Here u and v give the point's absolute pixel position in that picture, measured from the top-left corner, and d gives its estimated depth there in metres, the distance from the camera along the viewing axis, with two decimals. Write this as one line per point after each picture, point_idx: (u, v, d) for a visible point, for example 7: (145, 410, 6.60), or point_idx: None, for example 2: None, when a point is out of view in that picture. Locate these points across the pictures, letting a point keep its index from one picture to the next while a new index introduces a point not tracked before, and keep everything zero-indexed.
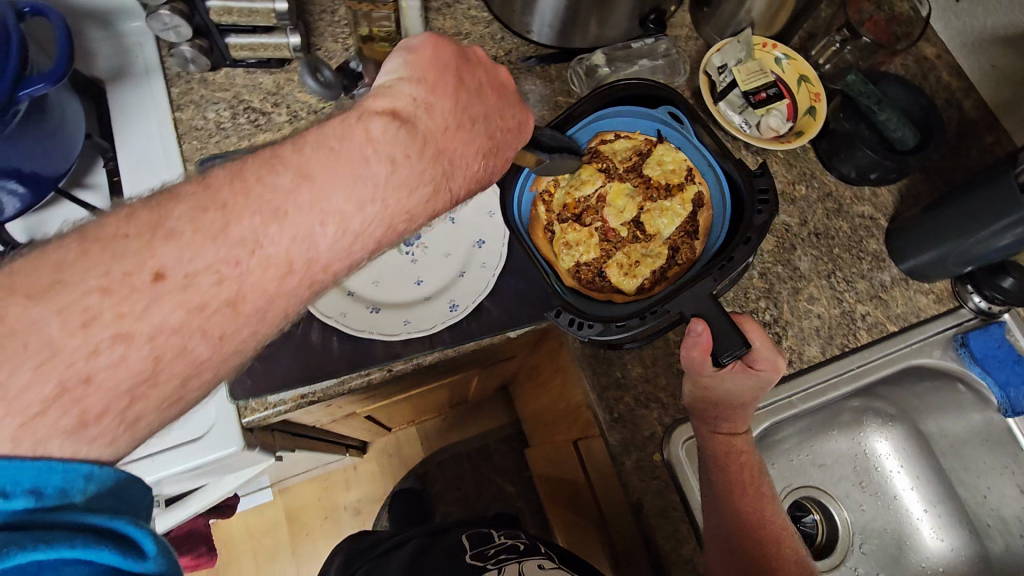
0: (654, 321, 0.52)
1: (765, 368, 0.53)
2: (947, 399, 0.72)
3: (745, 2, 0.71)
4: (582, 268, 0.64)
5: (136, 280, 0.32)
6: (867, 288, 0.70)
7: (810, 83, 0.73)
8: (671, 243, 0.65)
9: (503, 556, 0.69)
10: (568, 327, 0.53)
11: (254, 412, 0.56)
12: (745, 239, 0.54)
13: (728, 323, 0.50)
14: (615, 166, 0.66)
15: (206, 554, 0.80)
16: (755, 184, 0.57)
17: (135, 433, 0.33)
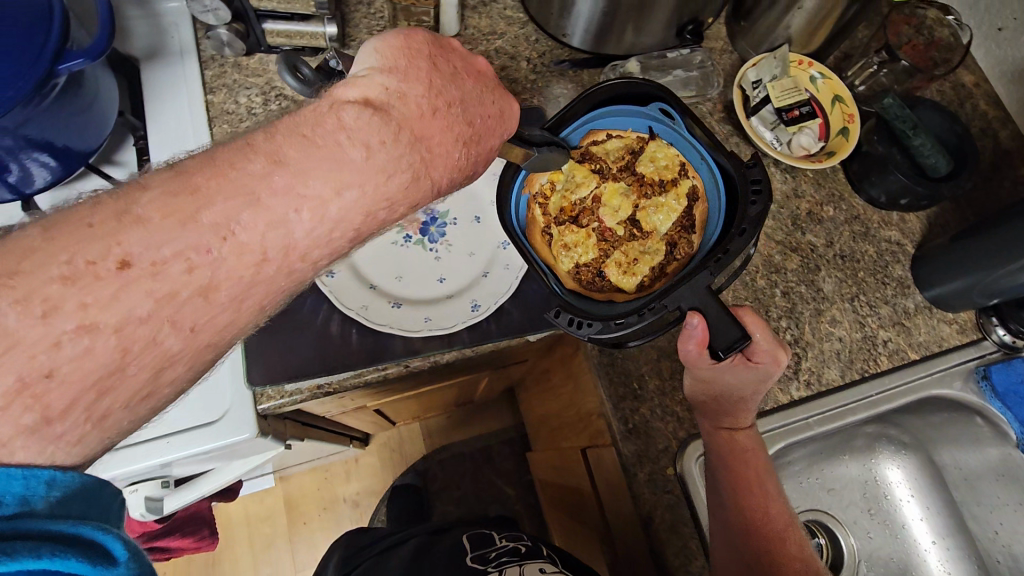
0: (652, 318, 0.49)
1: (763, 360, 0.51)
2: (964, 432, 0.71)
3: (784, 18, 0.71)
4: (581, 270, 0.61)
5: (100, 266, 0.31)
6: (890, 313, 0.69)
7: (844, 104, 0.73)
8: (669, 239, 0.62)
9: (505, 558, 0.68)
10: (567, 327, 0.50)
11: (270, 400, 0.55)
12: (739, 230, 0.50)
13: (727, 315, 0.47)
14: (608, 167, 0.64)
15: (208, 537, 0.79)
16: (748, 176, 0.52)
17: (102, 430, 0.33)
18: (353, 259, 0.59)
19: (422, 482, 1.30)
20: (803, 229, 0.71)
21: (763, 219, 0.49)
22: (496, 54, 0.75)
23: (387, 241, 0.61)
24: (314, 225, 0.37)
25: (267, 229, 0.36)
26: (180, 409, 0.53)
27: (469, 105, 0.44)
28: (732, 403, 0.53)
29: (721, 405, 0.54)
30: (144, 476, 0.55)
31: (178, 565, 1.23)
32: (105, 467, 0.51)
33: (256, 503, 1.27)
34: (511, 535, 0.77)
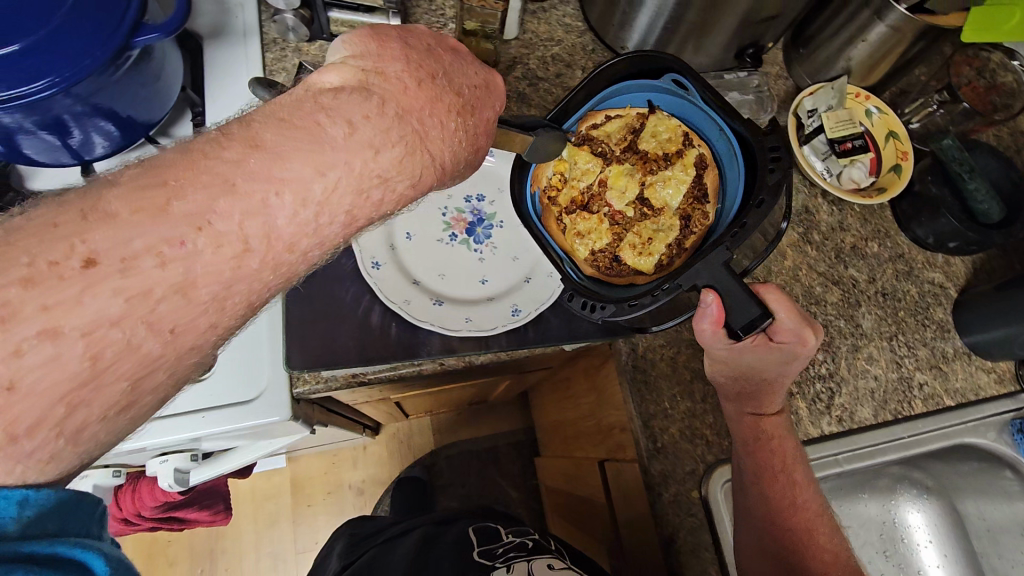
0: (666, 297, 0.46)
1: (787, 340, 0.49)
2: (992, 485, 0.70)
3: (846, 49, 0.70)
4: (597, 257, 0.58)
5: (62, 268, 0.26)
6: (927, 356, 0.68)
7: (898, 141, 0.72)
8: (683, 212, 0.59)
9: (511, 553, 0.57)
10: (579, 310, 0.50)
11: (306, 384, 0.57)
12: (757, 202, 0.47)
13: (744, 291, 0.45)
14: (611, 149, 0.61)
15: (222, 512, 0.80)
16: (764, 144, 0.49)
17: (78, 445, 0.28)
18: (399, 253, 0.60)
19: (427, 476, 1.30)
20: (846, 262, 0.70)
21: (783, 186, 0.46)
22: (553, 61, 0.75)
23: (432, 237, 0.62)
24: (295, 214, 0.32)
25: (244, 219, 0.31)
26: (217, 383, 0.53)
27: (453, 80, 0.40)
28: (758, 383, 0.52)
29: (743, 384, 0.53)
30: (174, 447, 0.56)
31: (182, 535, 1.24)
32: (140, 436, 0.52)
33: (263, 481, 1.28)
34: (518, 530, 0.65)
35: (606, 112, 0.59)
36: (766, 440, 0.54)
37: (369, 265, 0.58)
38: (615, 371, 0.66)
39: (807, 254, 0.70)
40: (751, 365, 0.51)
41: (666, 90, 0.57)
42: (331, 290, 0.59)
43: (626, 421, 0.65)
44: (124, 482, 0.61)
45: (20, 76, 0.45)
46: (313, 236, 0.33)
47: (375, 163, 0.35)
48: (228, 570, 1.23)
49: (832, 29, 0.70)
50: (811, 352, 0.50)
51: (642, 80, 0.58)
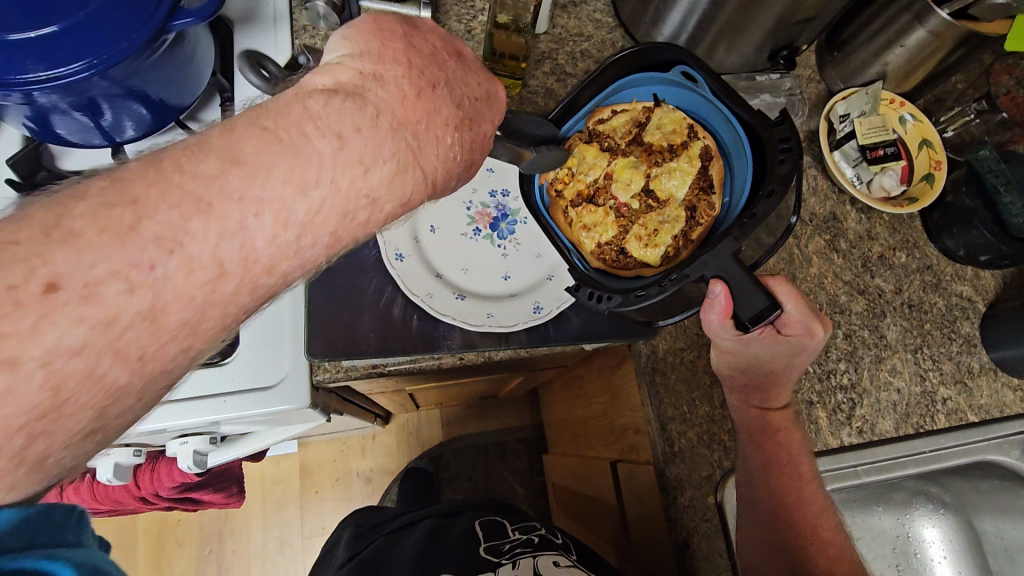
0: (674, 287, 0.45)
1: (795, 333, 0.49)
2: (1013, 504, 0.69)
3: (882, 54, 0.69)
4: (604, 250, 0.56)
5: (19, 294, 0.24)
6: (952, 370, 0.67)
7: (932, 150, 0.70)
8: (687, 204, 0.58)
9: (518, 549, 0.56)
10: (585, 301, 0.48)
11: (326, 372, 0.57)
12: (768, 192, 0.47)
13: (752, 281, 0.45)
14: (617, 142, 0.59)
15: (235, 495, 0.81)
16: (774, 135, 0.50)
17: (42, 474, 0.26)
18: (422, 245, 0.60)
19: (434, 468, 1.31)
20: (873, 272, 0.69)
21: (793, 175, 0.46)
22: (581, 57, 0.74)
23: (456, 231, 0.61)
24: (273, 236, 0.30)
25: (220, 241, 0.29)
26: (239, 369, 0.53)
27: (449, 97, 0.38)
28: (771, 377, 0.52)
29: (750, 376, 0.52)
30: (194, 429, 0.56)
31: (191, 516, 1.26)
32: (163, 416, 0.52)
33: (273, 466, 1.30)
34: (525, 525, 0.63)
35: (612, 106, 0.58)
36: (775, 437, 0.53)
37: (393, 257, 0.58)
38: (634, 372, 0.66)
39: (833, 262, 0.69)
40: (756, 359, 0.51)
41: (673, 83, 0.57)
42: (353, 280, 0.59)
43: (643, 423, 0.65)
44: (143, 463, 0.61)
45: (60, 57, 0.45)
46: (294, 259, 0.32)
47: (387, 181, 0.34)
48: (236, 552, 1.25)
49: (869, 32, 0.68)
50: (820, 343, 0.50)
51: (648, 72, 0.58)
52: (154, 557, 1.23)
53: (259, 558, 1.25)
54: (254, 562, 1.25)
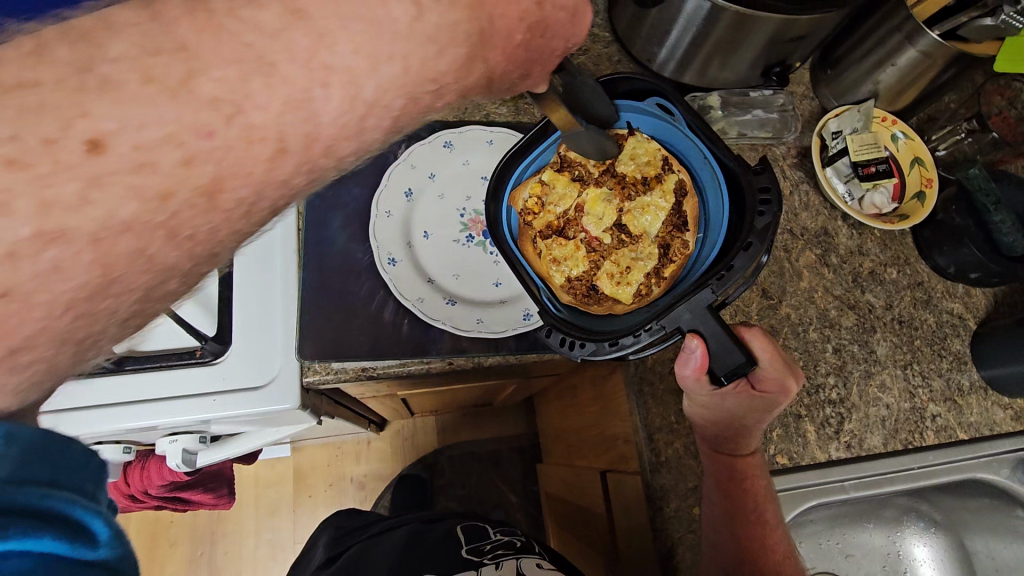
0: (650, 338, 0.45)
1: (771, 390, 0.50)
2: (1003, 524, 0.69)
3: (873, 73, 0.69)
4: (574, 285, 0.56)
5: None
6: (942, 387, 0.67)
7: (923, 167, 0.71)
8: (661, 241, 0.58)
9: (500, 551, 0.57)
10: (557, 346, 0.48)
11: (317, 374, 0.56)
12: (745, 244, 0.46)
13: (729, 336, 0.44)
14: (588, 171, 0.60)
15: (225, 496, 0.81)
16: (755, 183, 0.48)
17: None
18: (416, 251, 0.61)
19: (428, 475, 1.30)
20: (863, 287, 0.70)
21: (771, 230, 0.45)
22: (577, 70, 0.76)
23: (449, 238, 0.62)
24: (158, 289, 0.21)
25: None
26: (231, 368, 0.54)
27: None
28: (740, 426, 0.53)
29: (721, 429, 0.53)
30: (184, 427, 0.56)
31: (184, 516, 1.26)
32: (156, 412, 0.53)
33: (267, 468, 1.30)
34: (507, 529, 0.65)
35: None
36: (742, 486, 0.54)
37: (386, 262, 0.59)
38: (622, 383, 0.67)
39: (824, 276, 0.70)
40: (728, 410, 0.52)
41: (648, 113, 0.57)
42: (346, 284, 0.60)
43: (630, 432, 0.65)
44: (133, 460, 0.62)
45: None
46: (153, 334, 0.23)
47: None
48: (227, 555, 1.25)
49: (860, 52, 0.69)
50: (793, 395, 0.51)
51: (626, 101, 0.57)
52: (147, 557, 1.23)
53: (251, 561, 1.25)
54: (245, 564, 1.25)
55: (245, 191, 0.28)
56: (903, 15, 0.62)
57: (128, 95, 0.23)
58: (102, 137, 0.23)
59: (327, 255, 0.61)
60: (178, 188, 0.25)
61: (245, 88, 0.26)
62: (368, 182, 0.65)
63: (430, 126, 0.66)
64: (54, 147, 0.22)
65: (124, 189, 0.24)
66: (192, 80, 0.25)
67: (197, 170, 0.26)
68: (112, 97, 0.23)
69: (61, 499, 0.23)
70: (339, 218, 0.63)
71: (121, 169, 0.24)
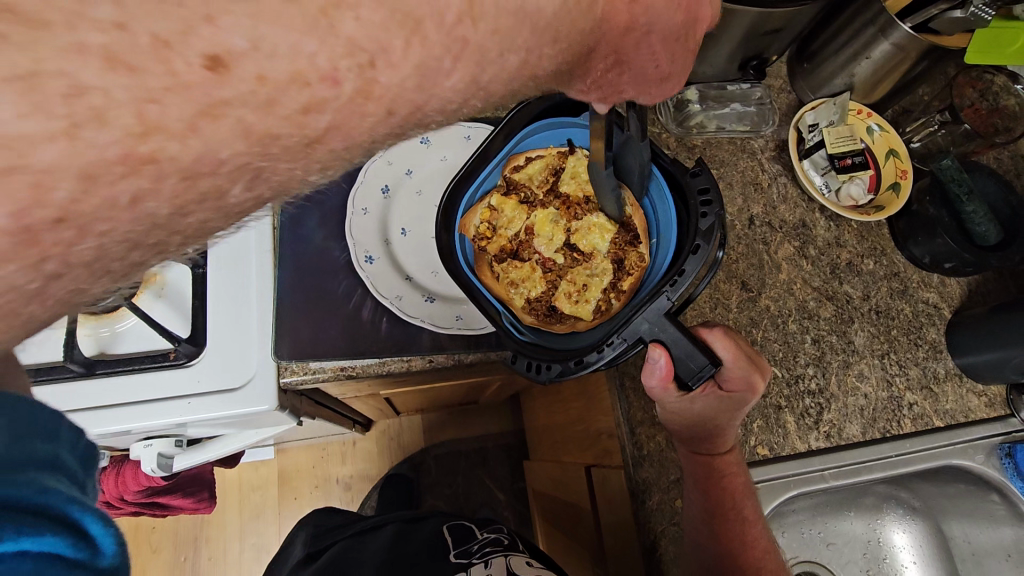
0: (614, 352, 0.44)
1: (739, 388, 0.51)
2: (979, 508, 0.70)
3: (850, 65, 0.70)
4: (534, 306, 0.57)
5: None
6: (918, 376, 0.68)
7: (899, 159, 0.72)
8: (614, 256, 0.58)
9: (488, 549, 0.57)
10: (524, 372, 0.48)
11: (294, 373, 0.55)
12: (693, 248, 0.45)
13: (691, 341, 0.44)
14: (534, 193, 0.60)
15: (206, 499, 0.80)
16: (694, 186, 0.48)
17: None
18: (393, 248, 0.60)
19: (415, 475, 1.30)
20: (841, 278, 0.70)
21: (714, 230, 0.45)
22: None
23: (428, 234, 0.62)
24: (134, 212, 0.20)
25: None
26: (207, 370, 0.53)
27: (671, 45, 0.33)
28: (711, 431, 0.53)
29: (695, 433, 0.54)
30: (158, 431, 0.55)
31: (167, 522, 1.24)
32: (127, 418, 0.52)
33: (250, 472, 1.28)
34: (493, 527, 0.64)
35: (526, 154, 0.59)
36: (722, 484, 0.54)
37: (363, 260, 0.59)
38: (604, 377, 0.67)
39: (802, 268, 0.70)
40: (700, 418, 0.52)
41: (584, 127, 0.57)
42: (324, 282, 0.59)
43: (613, 428, 0.66)
44: (108, 466, 0.61)
45: None
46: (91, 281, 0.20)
47: None
48: (212, 560, 1.23)
49: (836, 44, 0.69)
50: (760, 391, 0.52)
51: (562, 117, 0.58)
52: (128, 564, 1.21)
53: (235, 565, 1.23)
54: (230, 570, 1.23)
55: (343, 148, 0.24)
56: (875, 9, 0.63)
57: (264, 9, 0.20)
58: (223, 55, 0.19)
59: (304, 253, 0.60)
60: (288, 134, 0.22)
61: (388, 40, 0.22)
62: (345, 179, 0.64)
63: (407, 121, 0.65)
64: (167, 49, 0.18)
65: (234, 124, 0.20)
66: (338, 13, 0.21)
67: (313, 120, 0.22)
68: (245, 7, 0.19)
69: (60, 496, 0.22)
70: (315, 216, 0.62)
71: (237, 101, 0.20)
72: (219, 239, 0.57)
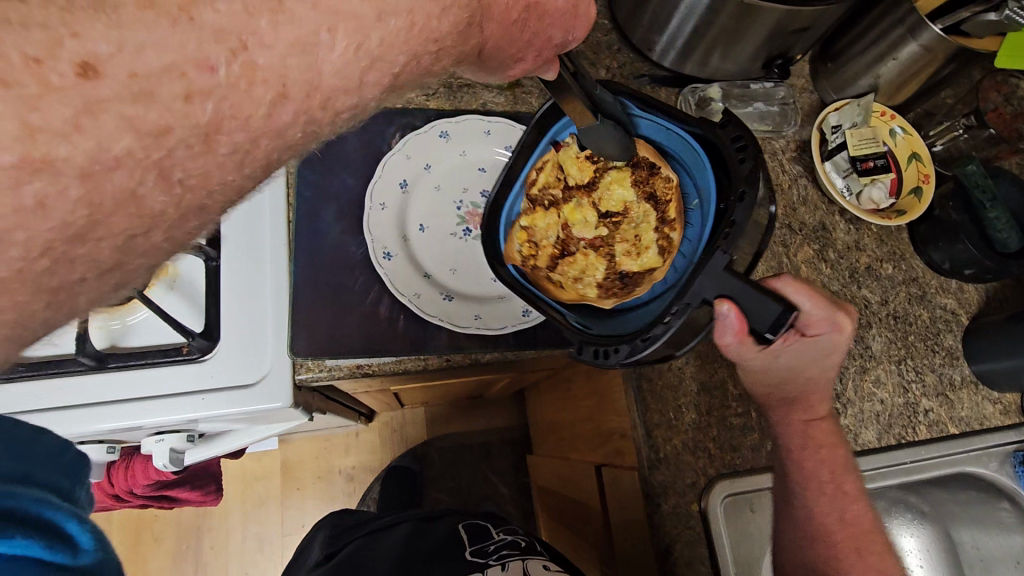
0: (680, 320, 0.41)
1: (823, 330, 0.48)
2: (988, 515, 0.71)
3: (875, 66, 0.69)
4: (606, 284, 0.56)
5: None
6: (934, 382, 0.68)
7: (921, 163, 0.71)
8: (644, 194, 0.57)
9: (504, 552, 0.56)
10: (594, 360, 0.46)
11: (309, 371, 0.55)
12: (739, 196, 0.44)
13: (760, 290, 0.40)
14: (555, 193, 0.59)
15: (213, 493, 0.79)
16: (725, 136, 0.47)
17: None
18: (411, 244, 0.59)
19: (418, 467, 1.30)
20: (860, 283, 0.70)
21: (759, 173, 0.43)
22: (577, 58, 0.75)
23: (446, 231, 0.61)
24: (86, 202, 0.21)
25: None
26: (220, 366, 0.52)
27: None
28: (802, 384, 0.52)
29: (788, 389, 0.52)
30: (170, 426, 0.54)
31: (169, 511, 1.24)
32: (138, 413, 0.51)
33: (253, 461, 1.27)
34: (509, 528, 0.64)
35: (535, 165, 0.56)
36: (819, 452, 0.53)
37: (381, 256, 0.58)
38: (621, 377, 0.68)
39: (821, 271, 0.69)
40: (786, 366, 0.50)
41: None
42: (340, 278, 0.58)
43: (628, 429, 0.66)
44: (117, 459, 0.60)
45: None
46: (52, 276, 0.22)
47: None
48: (213, 549, 1.23)
49: (863, 44, 0.68)
50: (849, 333, 0.49)
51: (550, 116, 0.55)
52: (129, 551, 1.21)
53: (237, 554, 1.23)
54: (232, 559, 1.23)
55: (244, 139, 0.25)
56: (906, 8, 0.61)
57: (126, 18, 0.21)
58: (95, 61, 0.20)
59: (319, 248, 0.59)
60: (178, 124, 0.23)
61: (251, 23, 0.23)
62: (361, 172, 0.63)
63: (425, 114, 0.64)
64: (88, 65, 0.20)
65: (117, 120, 0.21)
66: (195, 9, 0.22)
67: (197, 108, 0.23)
68: (106, 20, 0.21)
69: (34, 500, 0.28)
70: (331, 210, 0.61)
71: (114, 97, 0.21)
72: (233, 233, 0.56)
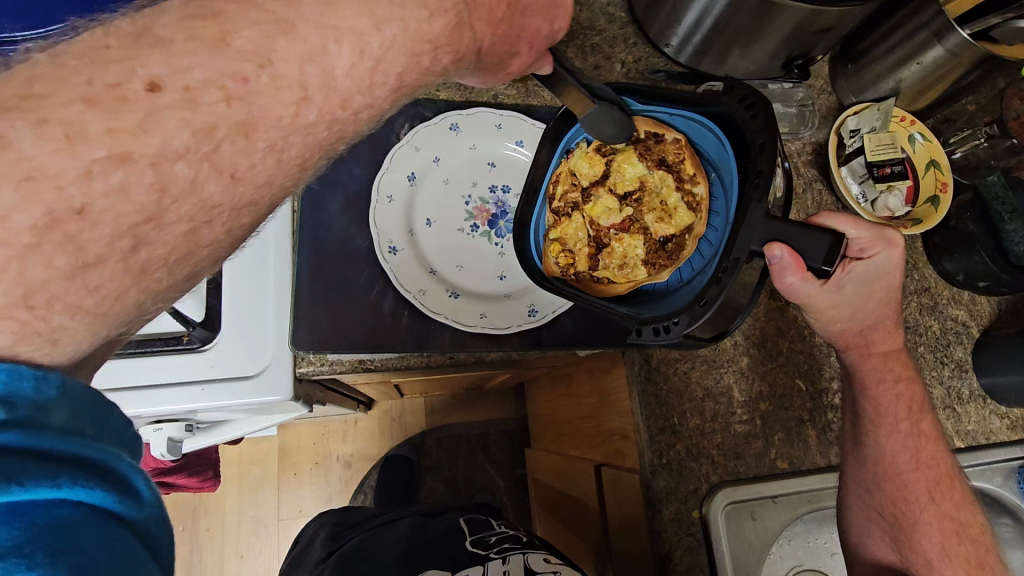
0: (733, 279, 0.39)
1: (876, 249, 0.46)
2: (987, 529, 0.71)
3: (896, 70, 0.67)
4: (651, 262, 0.53)
5: None
6: (942, 395, 0.67)
7: (939, 171, 0.69)
8: (657, 160, 0.54)
9: (506, 544, 0.56)
10: (655, 338, 0.43)
11: (311, 364, 0.54)
12: (760, 147, 0.43)
13: (806, 227, 0.39)
14: (575, 197, 0.55)
15: (210, 479, 0.79)
16: (733, 97, 0.45)
17: None
18: (417, 239, 0.59)
19: (416, 456, 1.30)
20: None
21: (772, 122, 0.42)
22: (592, 51, 0.73)
23: (453, 226, 0.60)
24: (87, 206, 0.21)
25: None
26: (219, 356, 0.51)
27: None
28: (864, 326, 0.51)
29: (858, 324, 0.50)
30: (168, 415, 0.53)
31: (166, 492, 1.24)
32: (135, 402, 0.50)
33: (250, 445, 1.27)
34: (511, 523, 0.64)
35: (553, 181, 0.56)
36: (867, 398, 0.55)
37: (386, 250, 0.57)
38: (625, 377, 0.65)
39: None
40: (853, 296, 0.48)
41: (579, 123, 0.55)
42: (343, 271, 0.57)
43: (631, 431, 0.63)
44: None
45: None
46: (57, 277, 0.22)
47: None
48: (209, 531, 1.24)
49: (885, 46, 0.66)
50: (902, 246, 0.47)
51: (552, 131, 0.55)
52: None
53: (232, 537, 1.24)
54: (228, 541, 1.24)
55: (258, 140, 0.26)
56: (934, 9, 0.59)
57: (180, 50, 0.24)
58: (158, 81, 0.23)
59: (323, 241, 0.58)
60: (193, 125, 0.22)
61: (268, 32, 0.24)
62: (368, 163, 0.61)
63: (435, 104, 0.62)
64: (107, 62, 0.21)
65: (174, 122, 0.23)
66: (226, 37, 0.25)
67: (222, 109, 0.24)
68: (164, 51, 0.23)
69: (109, 450, 0.23)
70: (337, 200, 0.60)
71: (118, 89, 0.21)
72: None
